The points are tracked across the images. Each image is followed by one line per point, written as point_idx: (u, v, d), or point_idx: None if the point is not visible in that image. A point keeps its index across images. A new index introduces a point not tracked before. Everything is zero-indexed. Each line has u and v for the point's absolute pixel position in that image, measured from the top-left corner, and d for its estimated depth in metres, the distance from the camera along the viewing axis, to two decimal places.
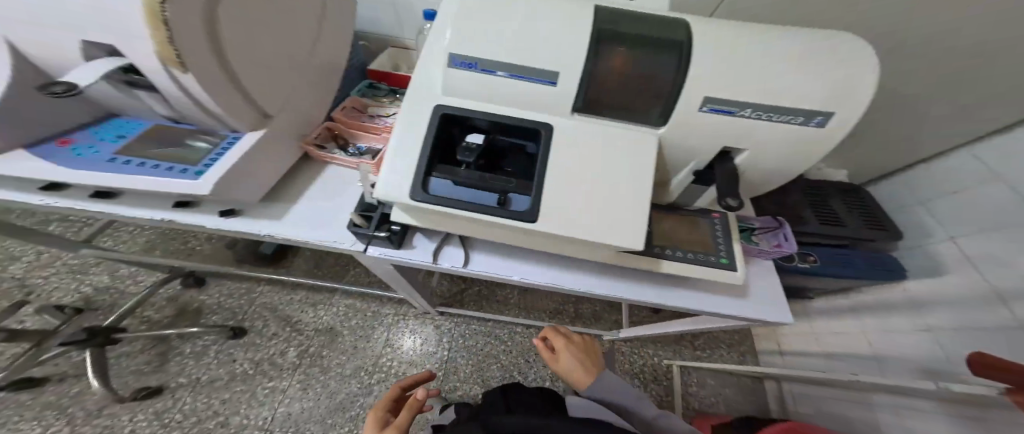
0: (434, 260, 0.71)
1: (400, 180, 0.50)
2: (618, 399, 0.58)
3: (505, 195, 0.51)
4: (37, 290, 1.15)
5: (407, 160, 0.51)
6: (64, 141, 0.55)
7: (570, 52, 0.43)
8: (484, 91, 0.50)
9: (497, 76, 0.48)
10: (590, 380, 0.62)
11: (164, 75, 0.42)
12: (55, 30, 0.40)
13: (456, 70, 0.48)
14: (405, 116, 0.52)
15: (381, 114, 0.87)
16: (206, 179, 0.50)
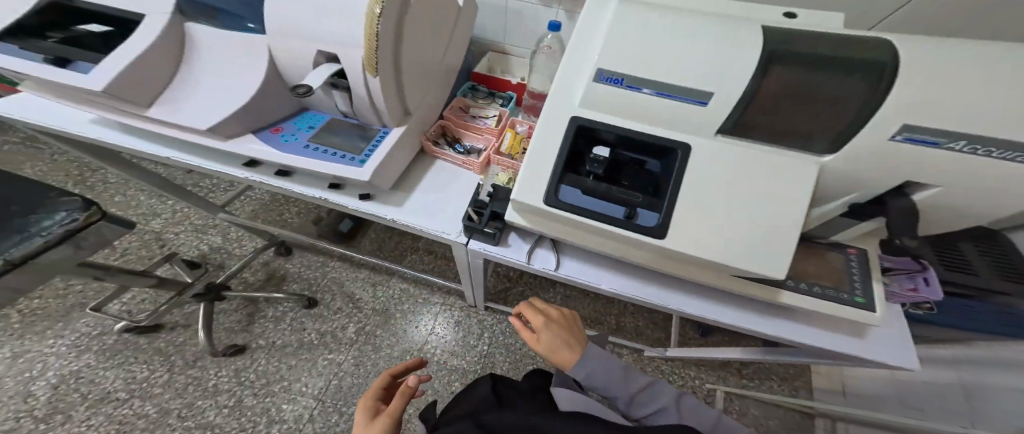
0: (528, 261, 0.73)
1: (530, 188, 0.52)
2: (608, 380, 0.54)
3: (632, 208, 0.51)
4: (168, 244, 1.32)
5: (541, 169, 0.52)
6: (275, 129, 0.65)
7: (733, 69, 0.40)
8: (623, 105, 0.48)
9: (640, 92, 0.46)
10: (576, 360, 0.55)
11: (360, 78, 0.59)
12: (302, 43, 0.58)
13: (598, 85, 0.48)
14: (540, 124, 0.53)
15: (481, 115, 0.95)
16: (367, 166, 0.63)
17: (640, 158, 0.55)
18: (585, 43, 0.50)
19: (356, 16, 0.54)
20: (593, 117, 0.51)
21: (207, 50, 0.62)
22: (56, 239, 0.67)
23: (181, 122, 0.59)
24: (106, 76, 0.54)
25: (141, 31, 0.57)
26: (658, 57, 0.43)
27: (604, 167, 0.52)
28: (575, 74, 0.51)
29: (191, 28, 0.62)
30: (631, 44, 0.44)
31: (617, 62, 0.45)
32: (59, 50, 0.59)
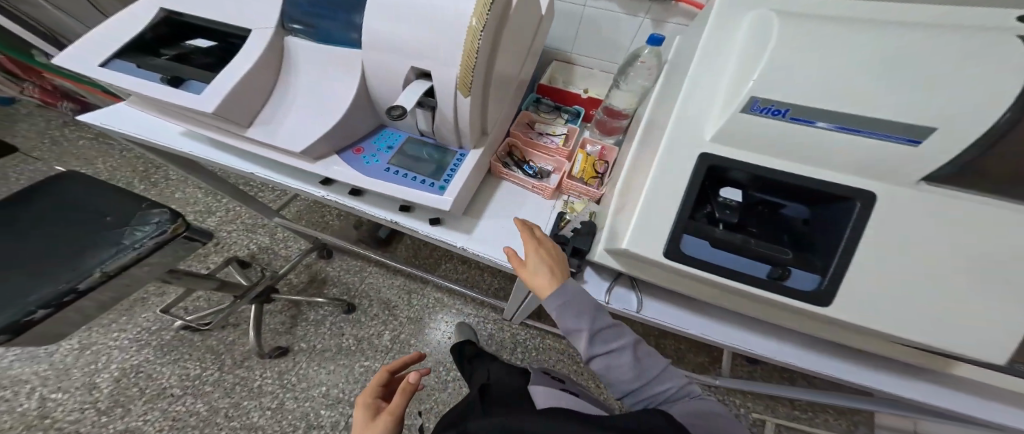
0: (606, 300, 0.66)
1: (646, 236, 0.47)
2: (574, 316, 0.52)
3: (780, 267, 0.45)
4: (223, 243, 1.34)
5: (660, 214, 0.46)
6: (358, 150, 0.62)
7: (970, 93, 0.31)
8: (781, 140, 0.40)
9: (809, 125, 0.38)
10: (555, 292, 0.53)
11: (450, 98, 0.55)
12: (397, 60, 0.55)
13: (744, 116, 0.40)
14: (663, 162, 0.46)
15: (547, 132, 0.87)
16: (449, 194, 0.59)
17: (775, 200, 0.49)
18: (712, 64, 0.42)
19: (458, 35, 0.50)
20: (726, 155, 0.43)
21: (304, 65, 0.60)
22: (147, 251, 0.69)
23: (280, 142, 0.57)
24: (217, 97, 0.52)
25: (246, 50, 0.56)
26: (842, 86, 0.35)
27: (739, 215, 0.46)
28: (702, 102, 0.43)
29: (290, 42, 0.60)
30: (797, 67, 0.36)
31: (777, 91, 0.37)
32: (174, 67, 0.57)
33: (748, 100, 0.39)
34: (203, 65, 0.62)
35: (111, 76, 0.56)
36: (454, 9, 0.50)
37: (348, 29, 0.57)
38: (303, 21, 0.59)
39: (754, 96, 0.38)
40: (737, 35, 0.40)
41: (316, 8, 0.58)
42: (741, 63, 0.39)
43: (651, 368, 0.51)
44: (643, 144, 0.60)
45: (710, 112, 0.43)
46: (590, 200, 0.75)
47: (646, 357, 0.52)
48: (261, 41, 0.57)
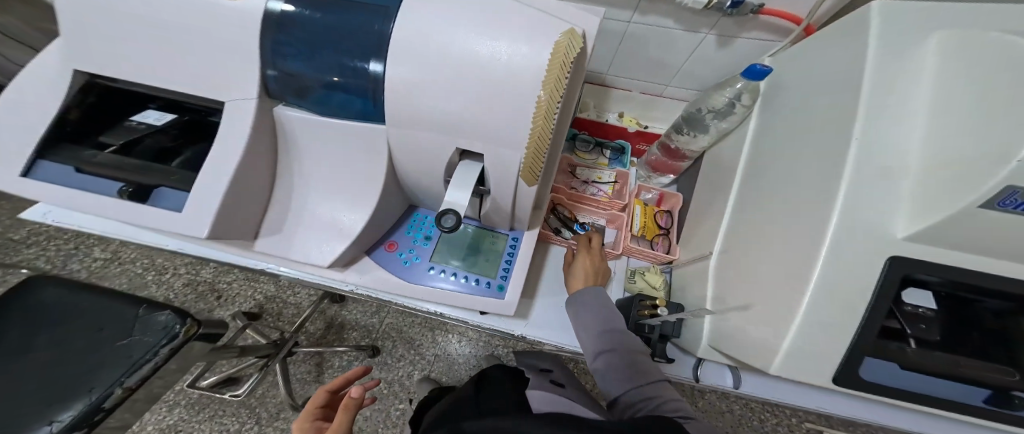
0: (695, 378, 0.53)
1: (804, 361, 0.38)
2: (581, 306, 0.53)
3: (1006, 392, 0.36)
4: (220, 295, 1.18)
5: (822, 337, 0.37)
6: (390, 246, 0.52)
7: None
8: (1008, 238, 0.32)
9: None
10: (582, 291, 0.54)
11: (510, 186, 0.42)
12: (437, 140, 0.40)
13: (978, 209, 0.31)
14: (830, 267, 0.36)
15: (593, 180, 0.79)
16: (512, 295, 0.49)
17: (976, 298, 0.38)
18: (887, 127, 0.36)
19: (527, 109, 0.36)
20: (918, 258, 0.36)
21: (313, 148, 0.46)
22: (163, 360, 0.59)
23: (309, 245, 0.47)
24: (207, 213, 0.39)
25: (218, 137, 0.41)
26: None
27: (935, 328, 0.38)
28: (892, 170, 0.35)
29: (282, 116, 0.45)
30: None
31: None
32: (142, 167, 0.44)
33: (1003, 188, 0.29)
34: (176, 153, 0.49)
35: (57, 189, 0.42)
36: (521, 75, 0.35)
37: (361, 90, 0.41)
38: (294, 82, 0.42)
39: (1012, 185, 0.29)
40: (916, 97, 0.35)
41: (313, 64, 0.42)
42: (949, 126, 0.33)
43: (644, 378, 0.44)
44: (766, 218, 0.48)
45: (903, 184, 0.35)
46: (659, 262, 0.68)
47: (640, 364, 0.46)
48: (241, 119, 0.41)
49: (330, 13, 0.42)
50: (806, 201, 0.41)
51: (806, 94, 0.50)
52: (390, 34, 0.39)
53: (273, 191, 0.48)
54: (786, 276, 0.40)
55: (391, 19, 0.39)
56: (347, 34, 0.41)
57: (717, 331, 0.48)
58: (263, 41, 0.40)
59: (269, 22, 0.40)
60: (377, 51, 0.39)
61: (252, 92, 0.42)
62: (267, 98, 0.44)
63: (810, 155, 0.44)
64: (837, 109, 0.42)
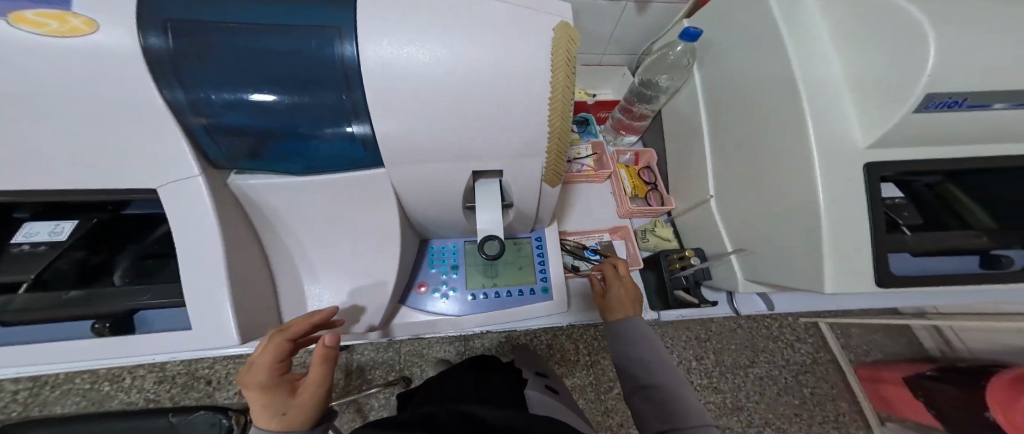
0: (735, 310, 0.67)
1: (844, 278, 0.41)
2: (623, 336, 0.52)
3: (991, 254, 0.44)
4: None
5: (855, 253, 0.41)
6: (420, 288, 0.55)
7: None
8: (938, 131, 0.40)
9: (982, 109, 0.38)
10: (624, 321, 0.53)
11: (536, 193, 0.42)
12: (451, 168, 0.37)
13: (914, 115, 0.38)
14: (827, 188, 0.41)
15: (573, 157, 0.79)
16: (556, 292, 0.56)
17: (928, 180, 0.47)
18: (818, 73, 0.43)
19: (541, 114, 0.34)
20: (887, 160, 0.41)
21: (295, 210, 0.40)
22: None
23: (335, 315, 0.44)
24: (225, 323, 0.34)
25: (177, 224, 0.33)
26: (983, 71, 0.36)
27: (912, 213, 0.46)
28: (836, 103, 0.42)
29: (244, 189, 0.37)
30: (948, 62, 0.35)
31: (951, 84, 0.36)
32: (97, 296, 0.37)
33: (924, 97, 0.36)
34: (110, 270, 0.41)
35: (10, 354, 0.35)
36: (526, 81, 0.33)
37: (337, 134, 0.35)
38: (240, 145, 0.35)
39: (930, 94, 0.36)
40: (825, 47, 0.43)
41: (259, 116, 0.34)
42: (864, 61, 0.40)
43: (691, 419, 0.42)
44: (752, 158, 0.54)
45: (848, 112, 0.41)
46: (656, 214, 0.76)
47: (687, 406, 0.43)
48: (200, 205, 0.33)
49: (239, 42, 0.32)
50: (783, 142, 0.47)
51: (741, 49, 0.56)
52: (357, 62, 0.32)
53: (274, 265, 0.43)
54: (797, 203, 0.44)
55: (349, 42, 0.32)
56: (287, 67, 0.33)
57: (747, 264, 0.58)
58: (166, 100, 0.31)
59: (160, 73, 0.30)
60: (344, 83, 0.33)
61: (195, 168, 0.33)
62: (212, 168, 0.36)
63: (764, 106, 0.50)
64: (772, 64, 0.48)
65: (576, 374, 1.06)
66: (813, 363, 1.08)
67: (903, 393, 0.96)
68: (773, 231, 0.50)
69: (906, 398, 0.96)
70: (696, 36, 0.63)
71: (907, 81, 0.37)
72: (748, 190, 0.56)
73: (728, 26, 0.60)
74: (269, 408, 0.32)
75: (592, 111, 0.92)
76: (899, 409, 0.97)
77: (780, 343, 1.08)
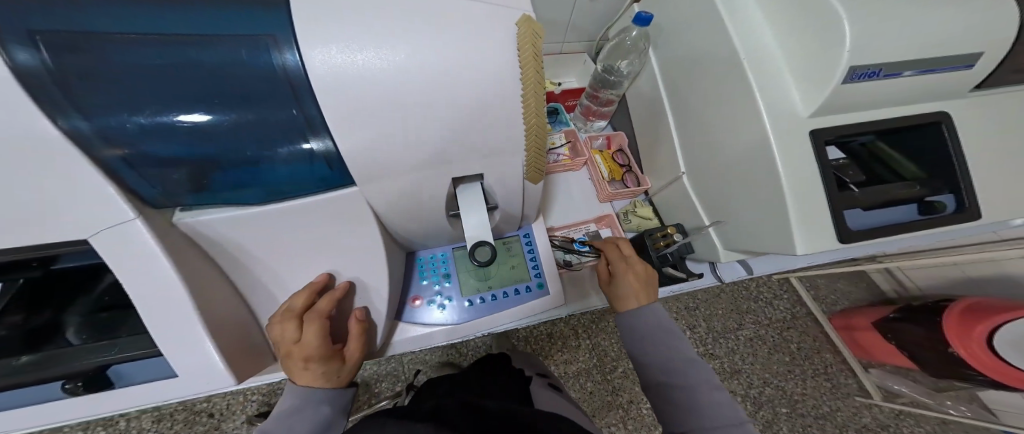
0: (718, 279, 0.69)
1: (812, 239, 0.44)
2: (650, 338, 0.52)
3: (927, 202, 0.48)
4: (214, 409, 0.93)
5: (819, 215, 0.44)
6: (415, 301, 0.53)
7: (975, 23, 0.40)
8: (875, 96, 0.43)
9: (896, 76, 0.42)
10: (638, 314, 0.53)
11: (518, 192, 0.42)
12: (428, 179, 0.36)
13: (841, 88, 0.40)
14: (782, 156, 0.44)
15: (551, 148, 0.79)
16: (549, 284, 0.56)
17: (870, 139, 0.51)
18: (755, 50, 0.46)
19: (516, 114, 0.34)
20: (831, 125, 0.44)
21: (260, 240, 0.37)
22: None
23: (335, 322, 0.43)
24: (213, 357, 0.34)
25: (118, 271, 0.30)
26: (898, 38, 0.39)
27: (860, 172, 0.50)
28: (777, 75, 0.44)
29: (196, 226, 0.33)
30: (863, 36, 0.38)
31: (870, 53, 0.39)
32: (59, 357, 0.35)
33: (847, 71, 0.39)
34: (59, 328, 0.38)
35: None
36: (490, 82, 0.32)
37: (294, 152, 0.33)
38: (177, 177, 0.31)
39: (853, 66, 0.39)
40: (758, 28, 0.46)
41: (194, 141, 0.31)
42: (793, 38, 0.42)
43: (727, 419, 0.44)
44: (711, 133, 0.57)
45: (788, 85, 0.44)
46: (635, 194, 0.79)
47: (721, 407, 0.45)
48: (145, 249, 0.29)
49: (151, 56, 0.28)
50: (738, 114, 0.49)
51: (688, 33, 0.58)
52: (303, 72, 0.30)
53: (247, 298, 0.40)
54: (761, 173, 0.47)
55: (289, 51, 0.29)
56: (218, 84, 0.30)
57: (724, 234, 0.60)
58: (63, 129, 0.26)
59: (50, 99, 0.25)
60: (294, 98, 0.31)
61: (132, 209, 0.29)
62: (153, 210, 0.31)
63: (716, 83, 0.52)
64: (717, 43, 0.50)
65: (579, 358, 1.11)
66: (794, 319, 1.27)
67: (872, 336, 1.11)
68: (740, 200, 0.53)
69: (873, 342, 1.12)
70: (648, 20, 0.65)
71: (835, 53, 0.39)
72: (714, 165, 0.58)
73: (675, 9, 0.61)
74: (327, 373, 0.43)
75: (560, 101, 0.92)
76: (871, 352, 1.14)
77: (758, 302, 1.27)
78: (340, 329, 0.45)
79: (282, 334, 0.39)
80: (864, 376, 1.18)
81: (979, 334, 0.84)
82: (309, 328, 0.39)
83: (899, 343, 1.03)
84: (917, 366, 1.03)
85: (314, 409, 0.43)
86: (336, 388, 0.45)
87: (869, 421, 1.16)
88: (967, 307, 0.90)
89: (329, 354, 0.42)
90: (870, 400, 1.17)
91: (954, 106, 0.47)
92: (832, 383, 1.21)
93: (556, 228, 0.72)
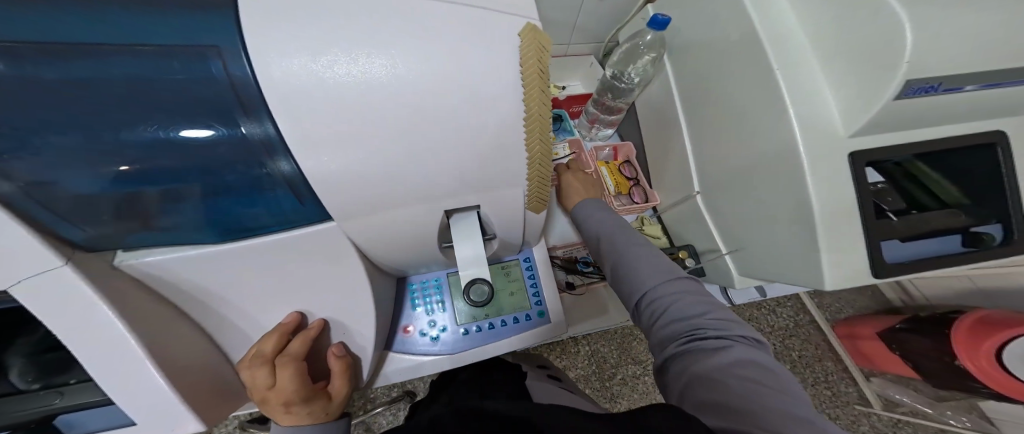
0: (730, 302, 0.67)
1: (844, 273, 0.40)
2: (590, 222, 0.52)
3: (972, 232, 0.44)
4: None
5: (852, 247, 0.39)
6: (407, 329, 0.49)
7: None
8: (921, 115, 0.38)
9: (958, 91, 0.37)
10: (581, 206, 0.54)
11: (519, 220, 0.37)
12: (418, 211, 0.31)
13: (894, 104, 0.35)
14: (813, 180, 0.39)
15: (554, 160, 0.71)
16: (551, 309, 0.52)
17: (909, 162, 0.46)
18: (787, 58, 0.41)
19: (518, 141, 0.30)
20: (871, 146, 0.39)
21: (222, 280, 0.32)
22: None
23: (318, 358, 0.40)
24: (171, 406, 0.30)
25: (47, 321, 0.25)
26: (961, 49, 0.33)
27: (898, 197, 0.45)
28: (808, 90, 0.40)
29: (144, 268, 0.29)
30: (925, 47, 0.32)
31: (930, 66, 0.33)
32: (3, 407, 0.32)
33: (902, 85, 0.33)
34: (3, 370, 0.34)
35: None
36: (484, 101, 0.28)
37: (252, 176, 0.29)
38: (116, 214, 0.27)
39: (910, 80, 0.33)
40: (793, 33, 0.42)
41: (135, 169, 0.26)
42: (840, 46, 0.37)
43: (669, 278, 0.44)
44: (732, 149, 0.52)
45: (823, 101, 0.39)
46: (642, 210, 0.75)
47: (668, 274, 0.44)
48: (80, 294, 0.25)
49: (74, 73, 0.24)
50: (767, 130, 0.44)
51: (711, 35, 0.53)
52: (257, 90, 0.25)
53: (214, 336, 0.36)
54: (789, 199, 0.43)
55: (235, 63, 0.25)
56: (153, 101, 0.25)
57: (741, 262, 0.57)
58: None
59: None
60: (243, 113, 0.26)
61: (60, 254, 0.25)
62: (87, 253, 0.27)
63: (742, 91, 0.48)
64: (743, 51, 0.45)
65: (578, 364, 1.08)
66: (797, 326, 1.21)
67: (875, 344, 1.06)
68: (761, 225, 0.50)
69: (875, 350, 1.07)
70: (663, 22, 0.59)
71: (888, 67, 0.34)
72: (732, 184, 0.54)
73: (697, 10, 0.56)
74: (313, 413, 0.40)
75: (565, 107, 0.88)
76: (875, 361, 1.09)
77: (763, 309, 1.21)
78: (320, 366, 0.41)
79: (253, 382, 0.36)
80: (864, 385, 1.14)
81: (987, 348, 0.80)
82: (283, 373, 0.36)
83: (904, 354, 0.99)
84: (921, 376, 0.99)
85: None
86: (328, 422, 0.42)
87: (867, 431, 1.10)
88: (977, 319, 0.86)
89: (310, 394, 0.38)
90: (871, 409, 1.12)
91: (1004, 127, 0.42)
92: (833, 391, 1.15)
93: (558, 246, 0.67)
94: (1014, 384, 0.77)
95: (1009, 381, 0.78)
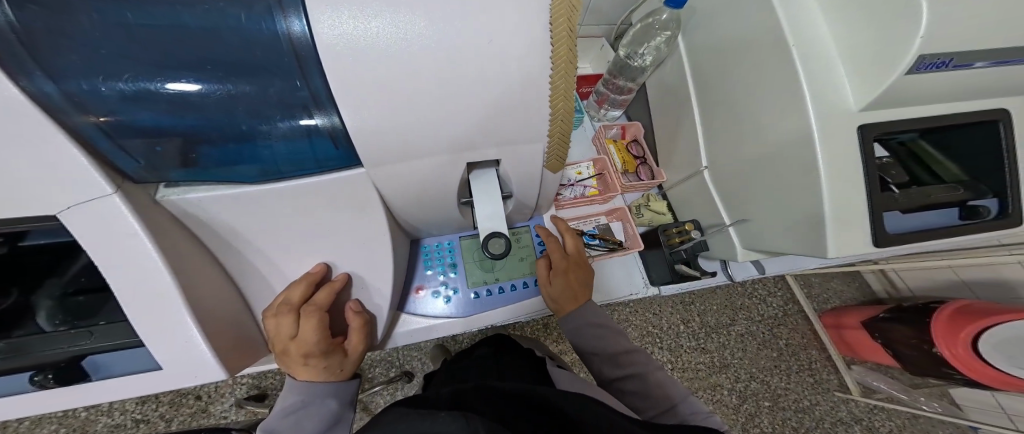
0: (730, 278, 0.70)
1: (846, 242, 0.42)
2: (597, 340, 0.49)
3: (969, 205, 0.46)
4: (201, 391, 0.86)
5: (854, 219, 0.41)
6: (418, 291, 0.51)
7: None
8: (929, 91, 0.40)
9: (966, 67, 0.38)
10: (573, 319, 0.50)
11: (536, 180, 0.38)
12: (447, 164, 0.32)
13: (904, 78, 0.37)
14: (824, 151, 0.41)
15: (573, 179, 0.70)
16: None
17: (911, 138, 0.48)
18: (807, 34, 0.42)
19: (543, 99, 0.30)
20: (880, 120, 0.41)
21: (255, 224, 0.33)
22: None
23: (337, 313, 0.41)
24: (200, 352, 0.31)
25: (94, 251, 0.26)
26: (973, 25, 0.35)
27: (901, 171, 0.47)
28: (827, 65, 0.41)
29: (183, 205, 0.30)
30: (943, 20, 0.33)
31: (945, 40, 0.34)
32: (30, 345, 0.32)
33: (915, 60, 0.35)
34: (36, 310, 0.34)
35: None
36: (520, 54, 0.28)
37: (292, 130, 0.29)
38: (165, 151, 0.28)
39: (923, 54, 0.35)
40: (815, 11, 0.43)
41: (179, 110, 0.27)
42: (854, 20, 0.38)
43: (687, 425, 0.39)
44: (745, 128, 0.54)
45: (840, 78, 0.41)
46: (648, 188, 0.76)
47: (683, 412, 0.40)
48: (126, 226, 0.26)
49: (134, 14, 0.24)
50: (779, 105, 0.45)
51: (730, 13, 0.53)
52: (311, 42, 0.26)
53: (240, 284, 0.37)
54: (801, 170, 0.44)
55: (295, 16, 0.26)
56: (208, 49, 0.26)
57: (747, 238, 0.59)
58: (27, 91, 0.22)
59: (8, 54, 0.21)
60: (298, 68, 0.27)
61: (111, 183, 0.25)
62: (135, 185, 0.28)
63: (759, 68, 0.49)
64: (764, 29, 0.46)
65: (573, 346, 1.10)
66: (785, 315, 1.24)
67: (864, 336, 1.09)
68: (769, 199, 0.52)
69: (863, 342, 1.10)
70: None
71: (898, 42, 0.35)
72: (739, 158, 0.56)
73: None
74: (330, 368, 0.40)
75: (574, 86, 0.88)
76: (863, 352, 1.13)
77: (754, 298, 1.25)
78: (338, 323, 0.42)
79: (277, 329, 0.37)
80: (846, 373, 1.17)
81: (967, 337, 0.83)
82: (307, 323, 0.36)
83: (885, 342, 1.01)
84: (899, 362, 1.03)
85: (319, 403, 0.40)
86: (341, 382, 0.42)
87: (846, 416, 1.16)
88: (959, 307, 0.89)
89: (330, 348, 0.39)
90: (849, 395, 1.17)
91: (1002, 106, 0.43)
92: (815, 378, 1.19)
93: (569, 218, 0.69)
94: (1003, 376, 0.80)
95: (998, 373, 0.81)
